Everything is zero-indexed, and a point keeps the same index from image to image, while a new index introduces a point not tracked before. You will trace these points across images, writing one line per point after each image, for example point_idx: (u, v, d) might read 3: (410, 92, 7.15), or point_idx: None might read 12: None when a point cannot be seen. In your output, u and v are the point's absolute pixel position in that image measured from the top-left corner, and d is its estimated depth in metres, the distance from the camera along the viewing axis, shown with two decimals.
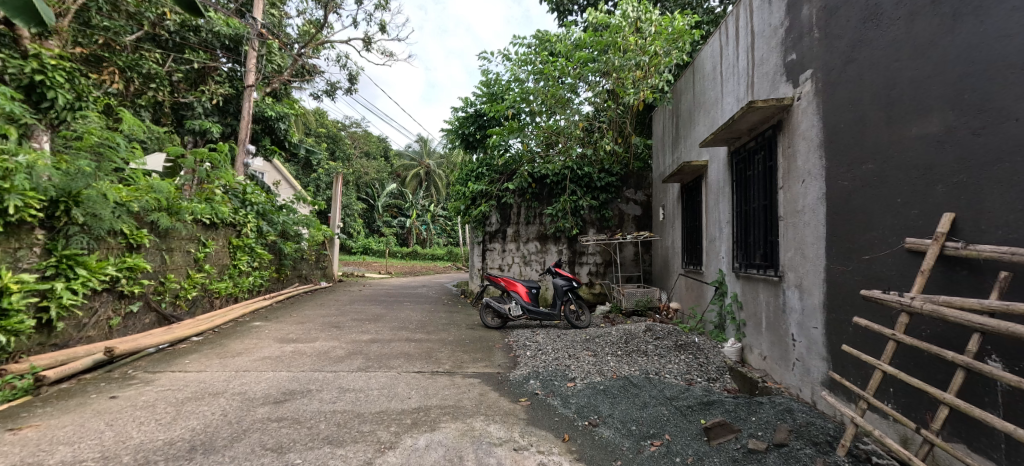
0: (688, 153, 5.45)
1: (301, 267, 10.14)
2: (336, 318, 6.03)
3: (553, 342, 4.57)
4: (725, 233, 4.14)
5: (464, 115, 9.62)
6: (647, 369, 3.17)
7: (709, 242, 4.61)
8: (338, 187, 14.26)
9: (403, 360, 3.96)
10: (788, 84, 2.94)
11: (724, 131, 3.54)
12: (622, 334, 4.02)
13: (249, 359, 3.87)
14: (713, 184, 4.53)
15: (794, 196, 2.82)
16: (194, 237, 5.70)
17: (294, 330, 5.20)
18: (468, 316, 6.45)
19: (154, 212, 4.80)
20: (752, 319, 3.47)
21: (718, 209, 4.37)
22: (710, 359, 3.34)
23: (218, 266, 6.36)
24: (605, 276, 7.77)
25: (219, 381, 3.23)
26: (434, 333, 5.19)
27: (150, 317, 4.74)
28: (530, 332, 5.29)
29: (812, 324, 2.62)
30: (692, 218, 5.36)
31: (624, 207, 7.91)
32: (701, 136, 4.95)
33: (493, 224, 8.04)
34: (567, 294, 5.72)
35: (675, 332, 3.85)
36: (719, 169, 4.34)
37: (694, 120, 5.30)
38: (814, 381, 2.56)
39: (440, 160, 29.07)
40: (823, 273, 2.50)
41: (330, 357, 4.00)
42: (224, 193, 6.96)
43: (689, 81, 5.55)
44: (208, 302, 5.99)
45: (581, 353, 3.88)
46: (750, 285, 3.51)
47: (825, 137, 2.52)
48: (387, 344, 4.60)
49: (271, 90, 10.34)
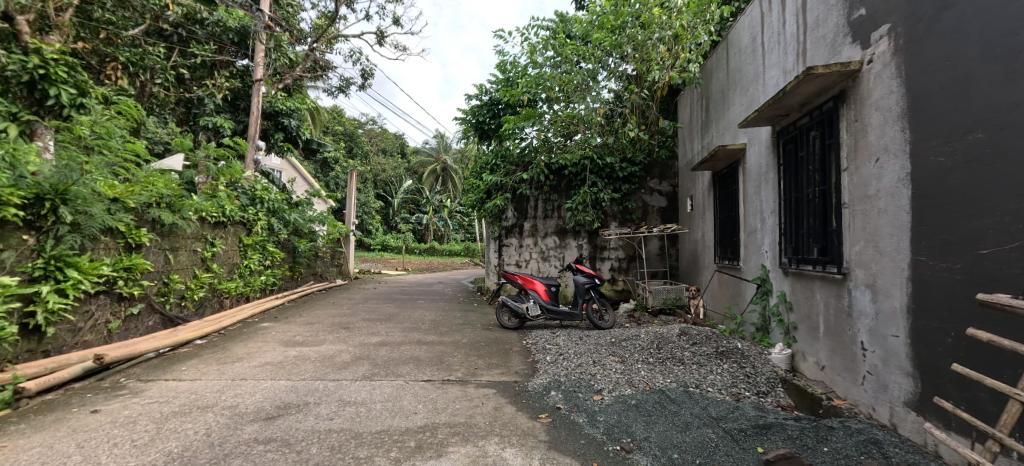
0: (721, 139, 5.01)
1: (316, 265, 9.96)
2: (346, 318, 5.78)
3: (576, 345, 4.21)
4: (768, 226, 3.74)
5: (478, 104, 9.27)
6: (685, 381, 2.78)
7: (747, 235, 4.20)
8: (353, 183, 14.09)
9: (412, 366, 3.65)
10: (856, 47, 2.54)
11: (772, 106, 3.13)
12: (653, 338, 3.62)
13: (249, 365, 3.62)
14: (751, 170, 4.11)
15: (865, 179, 2.44)
16: (200, 236, 5.50)
17: (302, 331, 4.96)
18: (484, 316, 6.12)
19: (155, 209, 4.56)
20: (805, 322, 3.09)
21: (758, 198, 3.96)
22: (758, 368, 2.92)
23: (228, 264, 6.17)
24: (628, 272, 7.35)
25: (211, 392, 2.96)
26: (448, 335, 4.88)
27: (153, 319, 4.53)
28: (550, 333, 4.93)
29: (890, 332, 2.23)
30: (726, 208, 4.92)
31: (648, 199, 7.47)
32: (737, 117, 4.52)
33: (510, 219, 7.69)
34: (589, 292, 5.33)
35: (713, 335, 3.44)
36: (759, 153, 3.92)
37: (728, 100, 4.86)
38: (894, 401, 2.19)
39: (456, 155, 28.80)
40: (907, 271, 2.12)
41: (335, 362, 3.72)
42: (234, 190, 6.78)
43: (721, 58, 5.10)
44: (217, 303, 5.81)
45: (608, 360, 3.50)
46: (801, 283, 3.13)
47: (909, 105, 2.14)
48: (397, 347, 4.30)
49: (284, 86, 10.18)
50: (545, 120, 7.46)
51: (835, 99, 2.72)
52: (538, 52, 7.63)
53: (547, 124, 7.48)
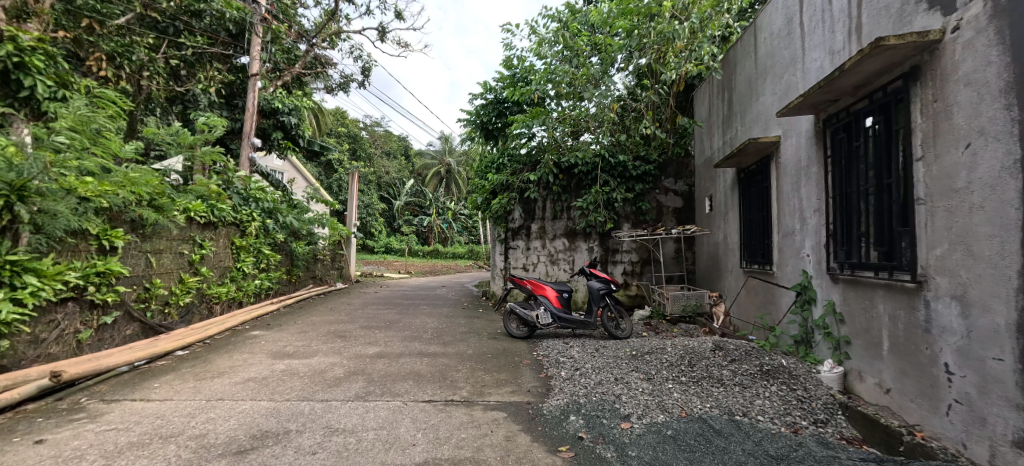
0: (748, 132, 4.62)
1: (315, 268, 9.61)
2: (343, 326, 5.41)
3: (592, 359, 3.82)
4: (809, 227, 3.35)
5: (483, 102, 8.90)
6: (730, 408, 2.39)
7: (782, 237, 3.81)
8: (355, 184, 13.75)
9: (411, 383, 3.27)
10: (934, 14, 2.15)
11: (822, 89, 2.74)
12: (682, 352, 3.22)
13: (230, 381, 3.24)
14: (787, 165, 3.72)
15: (950, 170, 2.05)
16: (188, 238, 5.14)
17: (294, 341, 4.59)
18: (490, 323, 5.74)
19: (134, 208, 4.17)
20: (862, 337, 2.69)
21: (796, 195, 3.56)
22: (811, 391, 2.52)
23: (219, 268, 5.81)
24: (641, 276, 6.96)
25: (180, 416, 2.58)
26: (451, 345, 4.49)
27: (132, 328, 4.16)
28: (563, 344, 4.54)
29: (990, 354, 1.84)
30: (753, 207, 4.53)
31: (662, 199, 7.08)
32: (768, 107, 4.13)
33: (516, 220, 7.32)
34: (605, 299, 4.93)
35: (752, 349, 3.04)
36: (799, 145, 3.52)
37: (756, 91, 4.47)
38: (998, 438, 1.80)
39: (461, 158, 28.47)
40: (1017, 280, 1.73)
41: (326, 378, 3.34)
42: (226, 190, 6.42)
43: (748, 46, 4.71)
44: (206, 309, 5.45)
45: (633, 378, 3.10)
46: (856, 292, 2.73)
47: (1017, 77, 1.75)
48: (396, 360, 3.92)
49: (283, 84, 9.85)
50: (553, 117, 7.07)
51: (906, 76, 2.32)
52: (547, 47, 7.29)
53: (555, 121, 7.08)
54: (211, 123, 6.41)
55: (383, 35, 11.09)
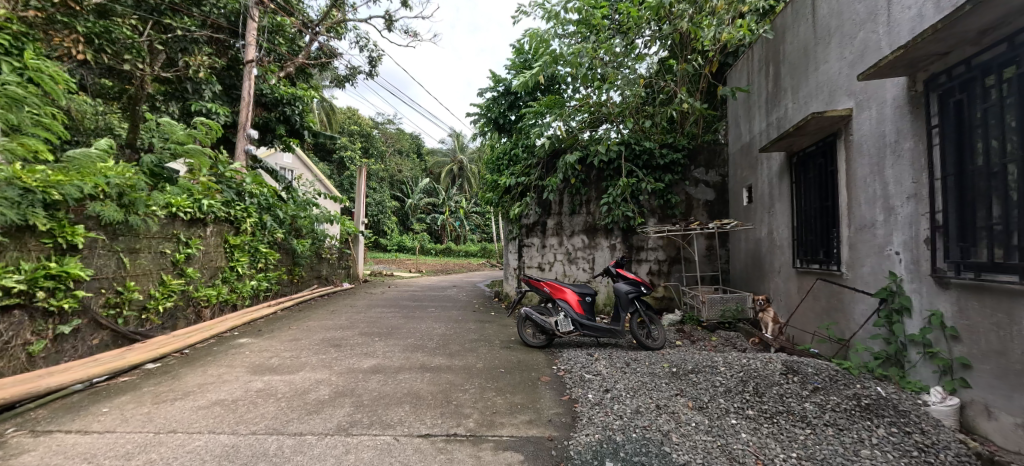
0: (803, 110, 4.03)
1: (320, 267, 9.16)
2: (341, 333, 4.88)
3: (624, 377, 3.22)
4: (898, 218, 2.78)
5: (495, 93, 8.24)
6: (827, 462, 1.81)
7: (857, 231, 3.22)
8: (363, 181, 13.32)
9: (407, 409, 2.69)
10: None
11: (940, 35, 2.17)
12: (743, 372, 2.59)
13: (193, 406, 2.70)
14: (865, 143, 3.13)
15: None
16: (170, 236, 4.63)
17: (283, 351, 4.06)
18: (503, 329, 5.16)
19: (94, 202, 3.56)
20: (990, 361, 2.14)
21: (878, 181, 2.98)
22: (932, 435, 1.92)
23: (209, 268, 5.32)
24: (668, 276, 6.31)
25: (112, 459, 2.05)
26: (458, 356, 3.92)
27: (100, 337, 3.67)
28: (587, 355, 3.93)
29: None
30: (809, 195, 3.93)
31: (692, 191, 6.41)
32: (833, 75, 3.55)
33: (531, 215, 6.74)
34: (634, 304, 4.29)
35: (836, 372, 2.42)
36: (883, 117, 2.93)
37: (813, 57, 3.89)
38: None
39: (474, 155, 28.00)
40: None
41: (304, 402, 2.78)
42: (219, 184, 5.92)
43: (802, 7, 4.14)
44: (194, 313, 4.97)
45: (681, 408, 2.49)
46: (982, 298, 2.18)
47: None
48: (393, 376, 3.36)
49: (288, 75, 9.41)
50: (569, 108, 6.47)
51: None
52: (562, 29, 6.68)
53: (571, 109, 6.47)
54: (209, 124, 5.76)
55: (390, 24, 10.59)
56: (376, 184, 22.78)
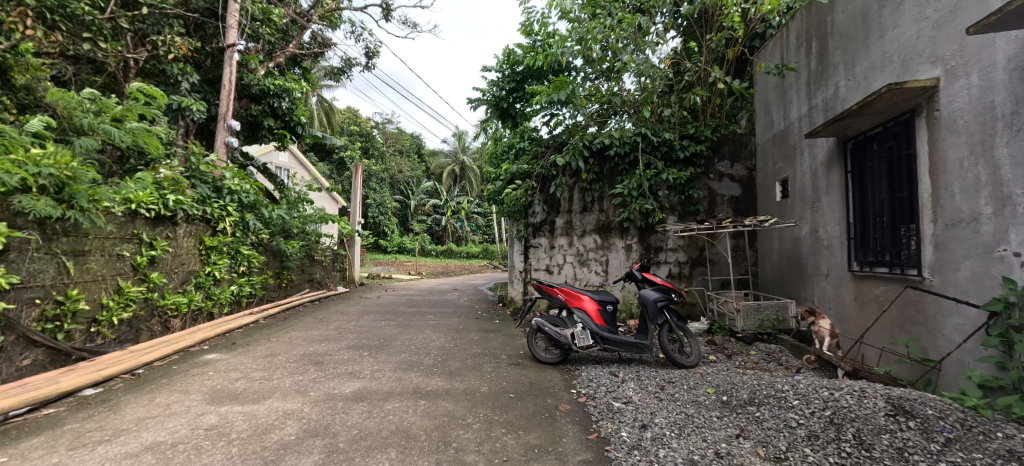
0: (862, 87, 3.43)
1: (312, 270, 8.58)
2: (327, 346, 4.28)
3: (662, 406, 2.61)
4: (1018, 209, 2.23)
5: (498, 76, 7.63)
6: None
7: (945, 227, 2.63)
8: (360, 179, 12.71)
9: (392, 457, 2.09)
10: None
11: None
12: (831, 410, 2.05)
13: (116, 453, 2.11)
14: (957, 120, 2.57)
15: None
16: (128, 236, 4.03)
17: (253, 370, 3.45)
18: (510, 341, 4.55)
19: (22, 195, 3.00)
20: None
21: (983, 164, 2.41)
22: None
23: (179, 272, 4.73)
24: (690, 280, 5.69)
25: None
26: (459, 378, 3.32)
27: (32, 357, 3.10)
28: (611, 375, 3.32)
29: None
30: (871, 186, 3.33)
31: (716, 186, 5.77)
32: (909, 40, 2.95)
33: (538, 213, 6.15)
34: (664, 314, 3.68)
35: (963, 415, 1.92)
36: (992, 84, 2.37)
37: (879, 21, 3.27)
38: None
39: (476, 155, 27.45)
40: None
41: (262, 447, 2.17)
42: (191, 178, 5.31)
43: None
44: (160, 325, 4.37)
45: (753, 460, 1.91)
46: None
47: None
48: (380, 405, 2.75)
49: (278, 66, 8.80)
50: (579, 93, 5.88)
51: None
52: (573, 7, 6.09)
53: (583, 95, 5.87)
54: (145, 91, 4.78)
55: (387, 14, 10.00)
56: (376, 184, 22.20)
